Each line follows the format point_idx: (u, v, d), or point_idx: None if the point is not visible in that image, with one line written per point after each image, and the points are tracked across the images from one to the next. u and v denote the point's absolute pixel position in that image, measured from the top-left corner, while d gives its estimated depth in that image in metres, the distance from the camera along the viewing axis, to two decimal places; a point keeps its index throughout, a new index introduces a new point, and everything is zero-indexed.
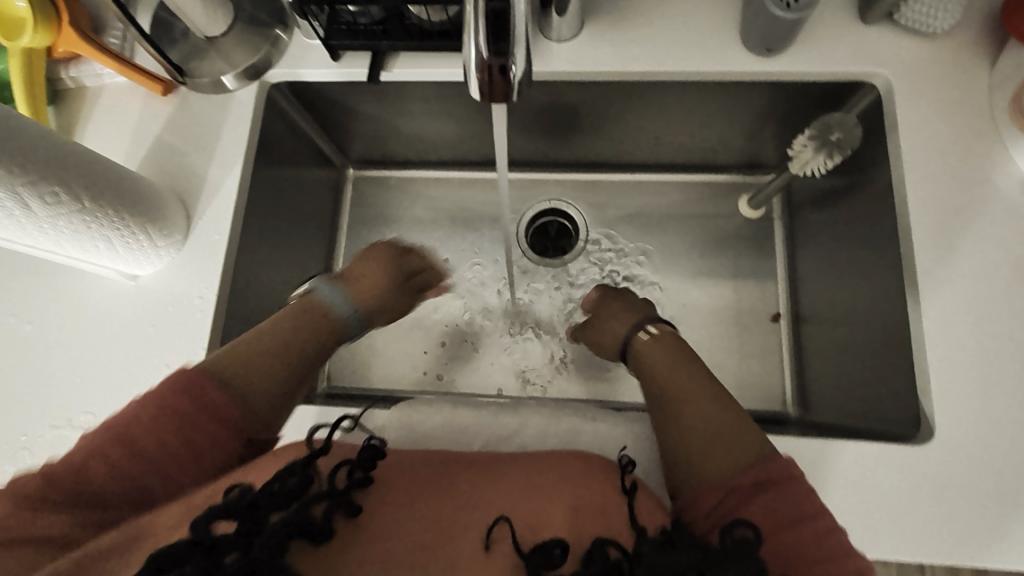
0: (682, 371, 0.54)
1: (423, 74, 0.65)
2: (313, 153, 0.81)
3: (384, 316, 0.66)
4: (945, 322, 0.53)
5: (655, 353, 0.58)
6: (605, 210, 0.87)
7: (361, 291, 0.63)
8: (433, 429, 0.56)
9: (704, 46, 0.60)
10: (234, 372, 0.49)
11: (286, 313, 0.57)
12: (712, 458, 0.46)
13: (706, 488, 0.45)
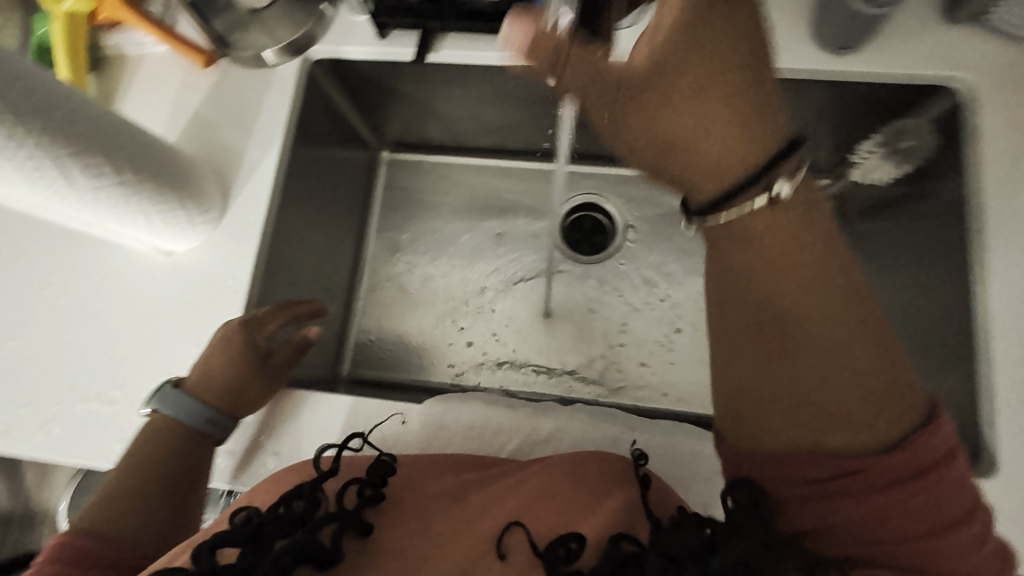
0: (799, 264, 0.34)
1: (470, 57, 0.62)
2: (350, 133, 0.79)
3: (250, 401, 0.52)
4: (1017, 348, 0.49)
5: (773, 240, 0.35)
6: (644, 208, 0.85)
7: (202, 384, 0.51)
8: (465, 428, 0.53)
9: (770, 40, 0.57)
10: (109, 514, 0.44)
11: (136, 439, 0.49)
12: (836, 431, 0.33)
13: (810, 455, 0.33)
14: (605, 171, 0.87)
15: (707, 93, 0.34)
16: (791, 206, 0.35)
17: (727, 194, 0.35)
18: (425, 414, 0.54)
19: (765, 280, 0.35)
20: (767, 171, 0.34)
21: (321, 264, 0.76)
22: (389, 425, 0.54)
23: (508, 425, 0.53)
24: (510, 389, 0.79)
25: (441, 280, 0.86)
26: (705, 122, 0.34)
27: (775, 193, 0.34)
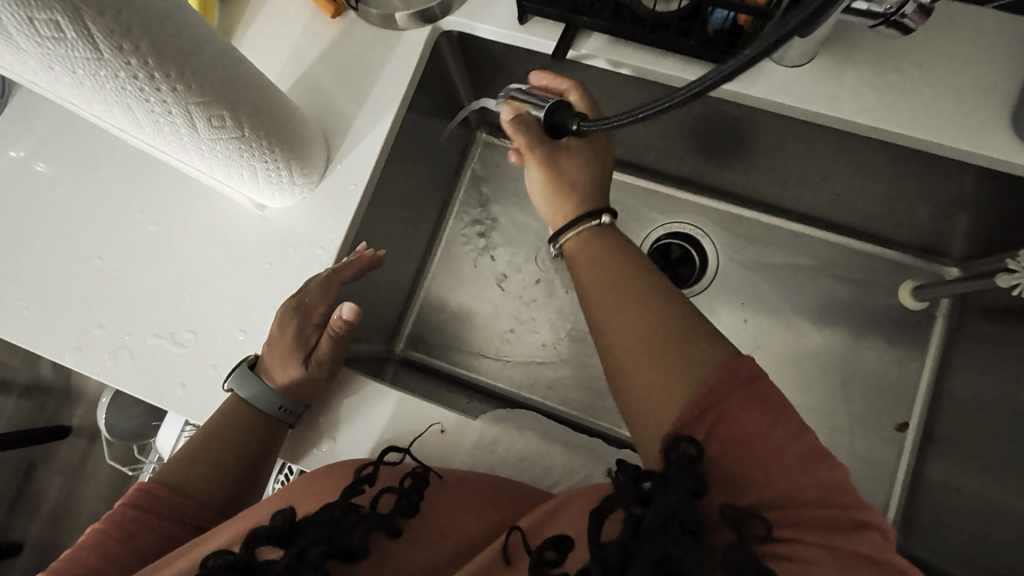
0: (613, 253, 0.43)
1: (615, 64, 0.56)
2: (454, 109, 0.75)
3: (308, 389, 0.50)
4: None
5: (602, 235, 0.45)
6: (742, 252, 0.79)
7: (272, 378, 0.50)
8: (516, 459, 0.50)
9: (961, 119, 0.50)
10: (182, 477, 0.46)
11: (223, 407, 0.50)
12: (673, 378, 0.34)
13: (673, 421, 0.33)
14: (709, 202, 0.80)
15: (580, 176, 0.49)
16: (608, 230, 0.46)
17: (573, 221, 0.46)
18: (475, 431, 0.50)
19: (591, 296, 0.41)
20: (592, 213, 0.47)
21: (401, 238, 0.74)
22: (428, 436, 0.50)
23: (562, 466, 0.49)
24: (561, 406, 0.79)
25: (512, 276, 0.83)
26: (570, 184, 0.48)
27: (599, 221, 0.46)
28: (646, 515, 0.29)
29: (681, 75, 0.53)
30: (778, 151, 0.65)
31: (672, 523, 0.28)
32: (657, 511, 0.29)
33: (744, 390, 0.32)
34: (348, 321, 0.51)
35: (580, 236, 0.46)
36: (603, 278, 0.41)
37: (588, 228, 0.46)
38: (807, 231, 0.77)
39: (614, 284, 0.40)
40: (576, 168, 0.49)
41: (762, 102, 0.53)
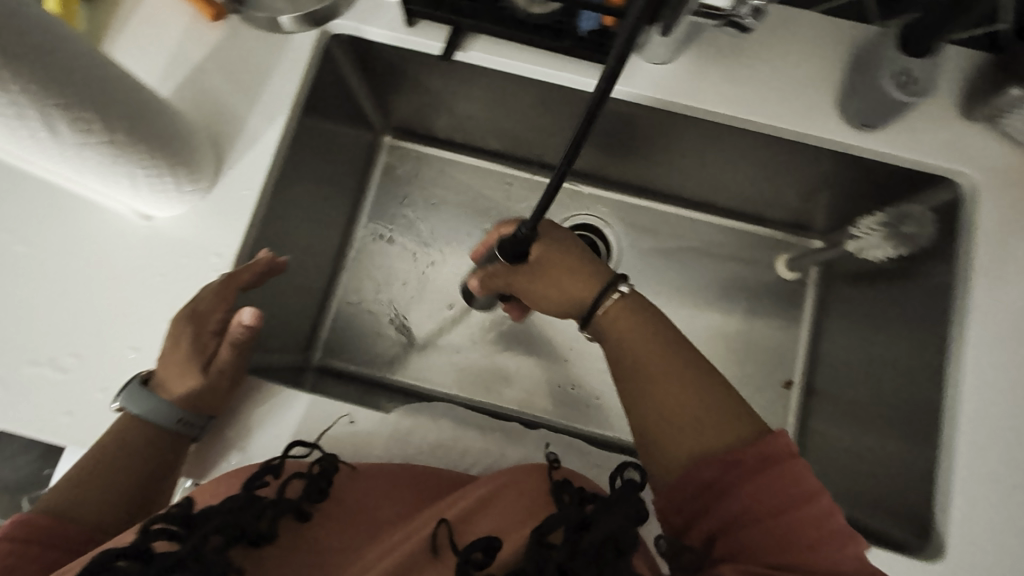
0: (644, 327, 0.48)
1: (500, 64, 0.59)
2: (355, 113, 0.75)
3: (209, 401, 0.49)
4: (979, 445, 0.51)
5: (621, 314, 0.49)
6: (641, 239, 0.85)
7: (169, 393, 0.48)
8: (428, 447, 0.51)
9: (800, 105, 0.58)
10: (71, 502, 0.43)
11: (112, 428, 0.47)
12: (714, 435, 0.41)
13: (703, 463, 0.40)
14: (609, 194, 0.85)
15: (567, 269, 0.52)
16: (632, 298, 0.50)
17: (595, 304, 0.50)
18: (387, 424, 0.51)
19: (630, 372, 0.46)
20: (609, 287, 0.50)
21: (309, 244, 0.73)
22: (337, 428, 0.50)
23: (477, 450, 0.51)
24: (481, 400, 0.80)
25: (426, 277, 0.84)
26: (571, 279, 0.51)
27: (619, 292, 0.50)
28: (587, 536, 0.33)
29: (562, 72, 0.58)
30: (660, 142, 0.71)
31: (610, 543, 0.33)
32: (596, 536, 0.33)
33: (795, 458, 0.39)
34: (250, 327, 0.50)
35: (606, 315, 0.50)
36: (640, 359, 0.46)
37: (611, 304, 0.50)
38: (696, 216, 0.84)
39: (650, 359, 0.45)
40: (562, 264, 0.52)
41: (633, 94, 0.59)
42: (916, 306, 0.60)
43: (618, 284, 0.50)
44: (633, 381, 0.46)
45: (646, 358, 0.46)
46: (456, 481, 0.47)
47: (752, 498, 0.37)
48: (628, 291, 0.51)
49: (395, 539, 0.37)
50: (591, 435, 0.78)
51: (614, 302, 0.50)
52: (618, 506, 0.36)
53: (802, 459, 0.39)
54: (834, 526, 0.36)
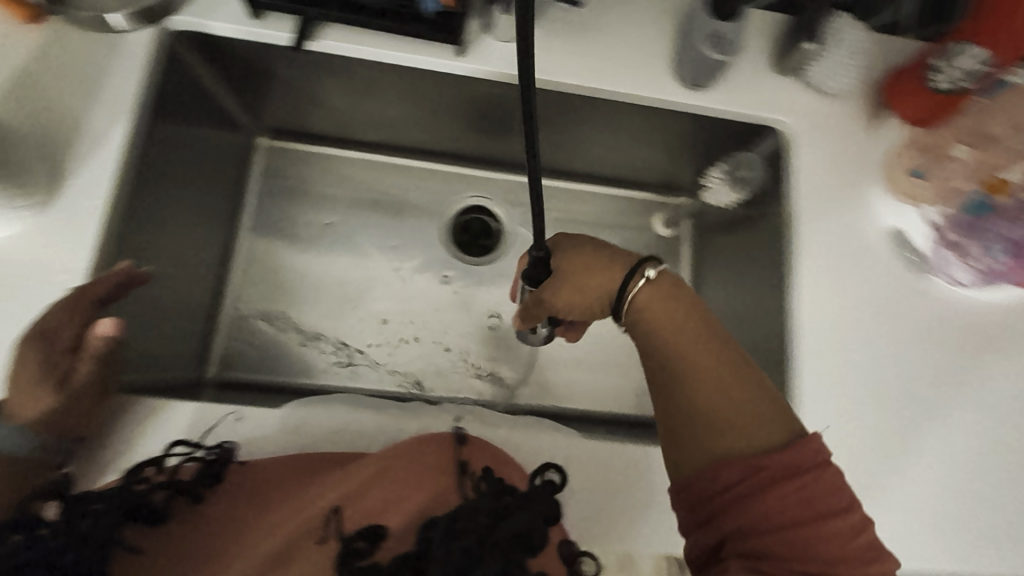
0: (679, 316, 0.50)
1: (353, 50, 0.61)
2: (218, 113, 0.72)
3: (67, 416, 0.45)
4: (816, 350, 0.58)
5: (653, 299, 0.51)
6: (531, 212, 0.86)
7: (22, 417, 0.44)
8: (322, 437, 0.51)
9: (638, 70, 0.63)
10: None
11: None
12: (752, 430, 0.43)
13: (728, 464, 0.42)
14: (494, 176, 0.86)
15: (596, 264, 0.53)
16: (662, 283, 0.52)
17: (626, 291, 0.52)
18: (275, 423, 0.51)
19: (666, 357, 0.48)
20: (634, 273, 0.52)
21: (184, 253, 0.70)
22: (223, 425, 0.49)
23: (374, 428, 0.52)
24: (391, 392, 0.77)
25: (318, 276, 0.80)
26: (597, 275, 0.53)
27: (646, 277, 0.52)
28: (502, 525, 0.33)
29: (417, 53, 0.61)
30: (529, 123, 0.72)
31: (518, 543, 0.32)
32: (510, 528, 0.33)
33: (822, 472, 0.41)
34: (110, 337, 0.46)
35: (637, 301, 0.52)
36: (676, 346, 0.48)
37: (640, 291, 0.52)
38: (583, 187, 0.86)
39: (685, 346, 0.48)
40: (587, 266, 0.53)
41: (483, 72, 0.62)
42: (765, 239, 0.66)
43: (645, 270, 0.52)
44: (670, 371, 0.48)
45: (682, 349, 0.48)
46: (343, 460, 0.48)
47: (773, 508, 0.40)
48: (656, 275, 0.52)
49: (287, 515, 0.39)
50: (502, 405, 0.78)
51: (642, 289, 0.52)
52: (534, 502, 0.37)
53: (829, 474, 0.42)
54: (850, 540, 0.40)
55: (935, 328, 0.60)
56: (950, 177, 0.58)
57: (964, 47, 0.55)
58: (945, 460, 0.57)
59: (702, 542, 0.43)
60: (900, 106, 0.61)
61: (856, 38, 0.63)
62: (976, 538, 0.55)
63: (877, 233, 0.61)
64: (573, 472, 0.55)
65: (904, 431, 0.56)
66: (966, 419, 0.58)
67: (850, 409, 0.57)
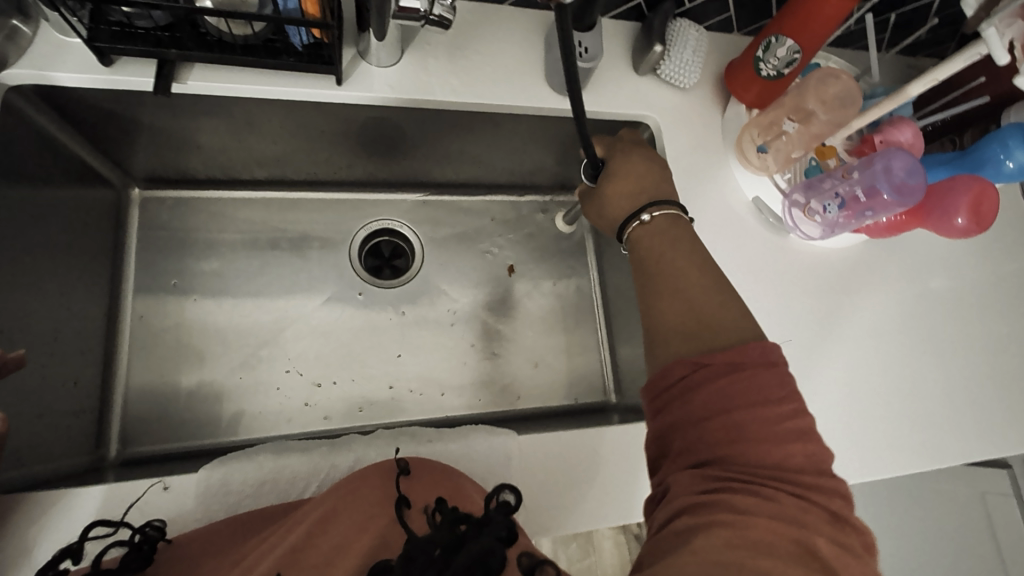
0: (677, 249, 0.50)
1: (224, 88, 0.59)
2: (79, 170, 0.66)
3: None
4: None
5: (654, 232, 0.52)
6: (437, 228, 0.87)
7: None
8: (251, 489, 0.51)
9: (514, 81, 0.67)
10: None
11: None
12: (707, 341, 0.44)
13: (676, 361, 0.44)
14: (394, 196, 0.87)
15: (614, 187, 0.55)
16: (657, 223, 0.52)
17: (626, 224, 0.54)
18: (197, 485, 0.50)
19: (651, 273, 0.50)
20: (636, 213, 0.53)
21: (59, 325, 0.63)
22: (148, 496, 0.49)
23: (305, 471, 0.53)
24: (324, 429, 0.75)
25: (222, 325, 0.76)
26: (611, 196, 0.56)
27: (641, 220, 0.53)
28: (457, 557, 0.33)
29: (295, 87, 0.60)
30: (419, 141, 0.75)
31: (478, 566, 0.33)
32: (467, 556, 0.33)
33: (764, 369, 0.42)
34: None
35: (633, 236, 0.53)
36: (657, 271, 0.49)
37: (636, 229, 0.53)
38: (482, 197, 0.89)
39: (665, 270, 0.49)
40: (611, 186, 0.55)
41: (364, 98, 0.63)
42: None
43: (642, 212, 0.53)
44: (651, 287, 0.49)
45: (670, 273, 0.48)
46: (276, 513, 0.48)
47: (713, 397, 0.41)
48: (655, 216, 0.52)
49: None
50: (437, 420, 0.78)
51: (640, 226, 0.53)
52: (489, 526, 0.37)
53: (769, 368, 0.43)
54: (779, 425, 0.40)
55: (789, 271, 0.70)
56: (790, 149, 0.68)
57: (779, 38, 0.63)
58: (863, 390, 0.69)
59: (654, 439, 0.44)
60: (740, 92, 0.70)
61: (698, 38, 0.69)
62: (867, 435, 0.68)
63: (743, 206, 0.70)
64: (510, 469, 0.57)
65: (819, 352, 0.69)
66: (839, 340, 0.70)
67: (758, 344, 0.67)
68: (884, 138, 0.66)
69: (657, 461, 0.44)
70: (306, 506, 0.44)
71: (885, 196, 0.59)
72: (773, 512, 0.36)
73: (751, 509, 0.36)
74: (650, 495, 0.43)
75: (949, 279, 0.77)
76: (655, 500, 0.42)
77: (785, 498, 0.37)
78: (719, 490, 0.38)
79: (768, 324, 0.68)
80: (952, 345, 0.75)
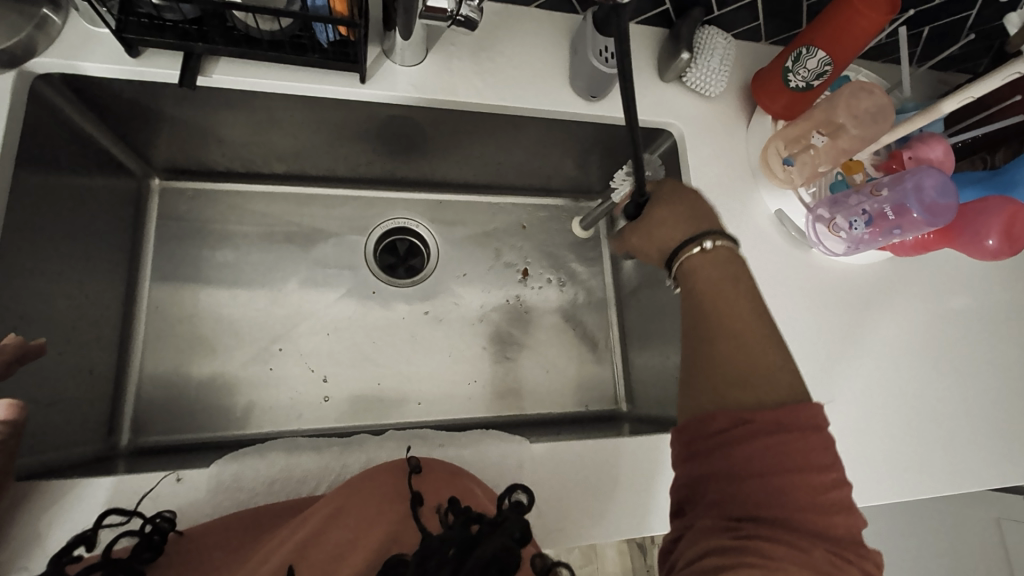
0: (735, 291, 0.48)
1: (249, 83, 0.59)
2: (103, 160, 0.67)
3: None
4: None
5: (711, 267, 0.50)
6: (453, 229, 0.87)
7: None
8: (262, 486, 0.51)
9: (539, 85, 0.67)
10: None
11: None
12: (753, 396, 0.43)
13: (718, 414, 0.43)
14: (412, 195, 0.87)
15: (669, 220, 0.53)
16: (717, 253, 0.50)
17: (682, 250, 0.51)
18: (209, 479, 0.50)
19: (708, 310, 0.48)
20: (694, 240, 0.51)
21: (77, 314, 0.63)
22: (161, 487, 0.49)
23: (316, 469, 0.52)
24: (333, 426, 0.75)
25: (236, 319, 0.76)
26: (664, 224, 0.53)
27: (703, 246, 0.51)
28: (472, 556, 0.33)
29: (319, 84, 0.60)
30: (439, 141, 0.74)
31: (494, 566, 0.32)
32: (482, 554, 0.33)
33: (812, 434, 0.41)
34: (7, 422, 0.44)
35: (687, 264, 0.51)
36: (713, 308, 0.48)
37: (693, 256, 0.51)
38: (499, 199, 0.88)
39: (721, 310, 0.47)
40: (664, 215, 0.53)
41: (387, 97, 0.63)
42: None
43: (703, 239, 0.51)
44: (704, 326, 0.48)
45: (726, 316, 0.47)
46: (285, 510, 0.48)
47: (755, 456, 0.41)
48: (714, 245, 0.51)
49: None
50: (447, 422, 0.78)
51: (697, 253, 0.51)
52: (502, 526, 0.36)
53: (816, 433, 0.41)
54: (824, 493, 0.40)
55: (800, 280, 0.69)
56: (817, 162, 0.66)
57: (810, 49, 0.62)
58: (882, 406, 0.68)
59: (684, 483, 0.44)
60: (766, 103, 0.69)
61: (726, 46, 0.68)
62: (885, 456, 0.67)
63: (765, 219, 0.70)
64: (520, 478, 0.56)
65: (839, 365, 0.68)
66: (861, 357, 0.69)
67: None
68: (914, 154, 0.65)
69: (684, 506, 0.44)
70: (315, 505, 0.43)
71: (914, 214, 0.58)
72: (805, 564, 0.36)
73: (781, 558, 0.36)
74: (673, 535, 0.43)
75: (968, 297, 0.75)
76: (679, 539, 0.42)
77: (816, 550, 0.37)
78: (751, 537, 0.38)
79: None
80: (970, 366, 0.73)
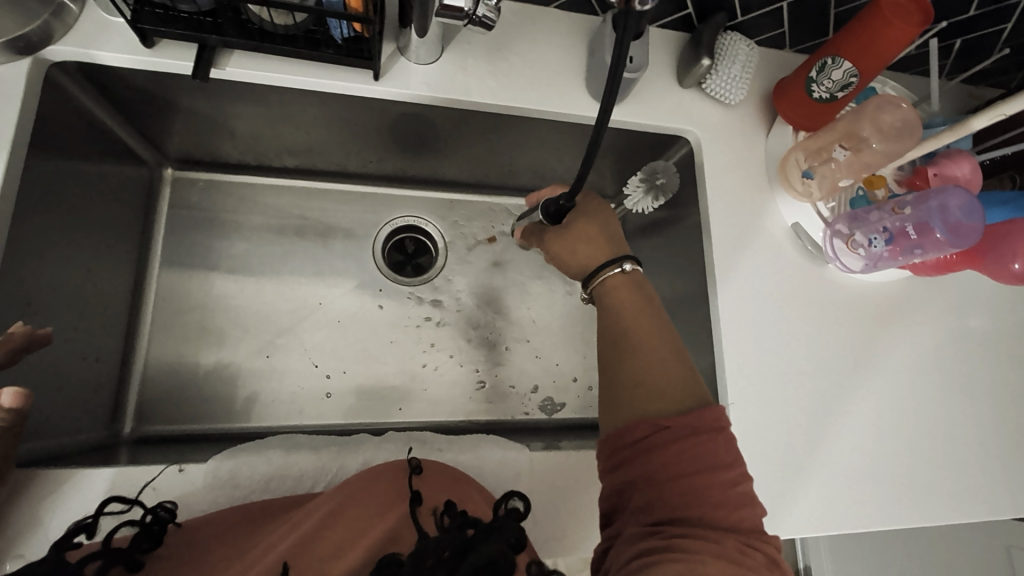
0: (646, 312, 0.49)
1: (263, 77, 0.59)
2: (116, 148, 0.67)
3: None
4: (742, 321, 0.64)
5: (625, 287, 0.51)
6: (461, 229, 0.86)
7: None
8: (259, 484, 0.51)
9: (554, 87, 0.66)
10: None
11: None
12: (661, 403, 0.43)
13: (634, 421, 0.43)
14: (422, 193, 0.86)
15: (586, 236, 0.54)
16: (630, 278, 0.52)
17: (601, 270, 0.52)
18: (207, 475, 0.50)
19: (618, 329, 0.49)
20: (612, 262, 0.52)
21: (84, 300, 0.64)
22: (159, 479, 0.49)
23: (313, 469, 0.52)
24: (334, 422, 0.74)
25: (242, 311, 0.76)
26: (583, 239, 0.54)
27: (621, 268, 0.52)
28: (467, 558, 0.32)
29: (332, 79, 0.60)
30: (450, 140, 0.74)
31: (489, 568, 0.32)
32: (477, 557, 0.32)
33: (716, 436, 0.42)
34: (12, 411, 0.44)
35: (602, 285, 0.52)
36: (625, 329, 0.48)
37: (610, 277, 0.52)
38: (509, 200, 0.87)
39: (632, 331, 0.48)
40: (586, 232, 0.54)
41: (400, 94, 0.62)
42: (688, 243, 0.71)
43: (621, 261, 0.52)
44: (613, 344, 0.48)
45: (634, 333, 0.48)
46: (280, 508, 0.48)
47: (670, 461, 0.40)
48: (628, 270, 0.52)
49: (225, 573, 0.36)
50: (448, 423, 0.77)
51: (615, 275, 0.52)
52: (498, 531, 0.36)
53: (721, 434, 0.42)
54: (729, 489, 0.40)
55: (812, 294, 0.67)
56: (837, 176, 0.64)
57: (835, 59, 0.60)
58: (895, 428, 0.66)
59: (610, 493, 0.43)
60: (787, 113, 0.67)
61: (748, 54, 0.66)
62: (898, 479, 0.65)
63: (781, 231, 0.68)
64: (517, 485, 0.56)
65: (852, 383, 0.66)
66: (876, 375, 0.67)
67: (791, 373, 0.64)
68: (939, 170, 0.63)
69: (612, 516, 0.43)
70: (314, 501, 0.43)
71: (937, 234, 0.56)
72: (719, 556, 0.37)
73: (698, 552, 0.36)
74: (602, 547, 0.42)
75: (986, 319, 0.73)
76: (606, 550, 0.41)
77: (728, 539, 0.38)
78: (672, 537, 0.38)
79: (783, 346, 0.65)
80: (986, 390, 0.71)
